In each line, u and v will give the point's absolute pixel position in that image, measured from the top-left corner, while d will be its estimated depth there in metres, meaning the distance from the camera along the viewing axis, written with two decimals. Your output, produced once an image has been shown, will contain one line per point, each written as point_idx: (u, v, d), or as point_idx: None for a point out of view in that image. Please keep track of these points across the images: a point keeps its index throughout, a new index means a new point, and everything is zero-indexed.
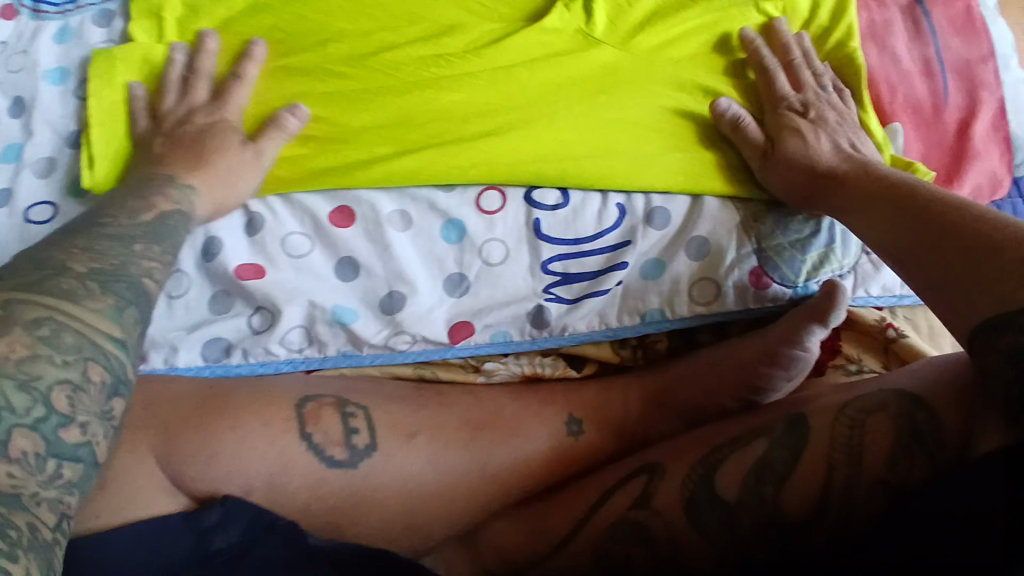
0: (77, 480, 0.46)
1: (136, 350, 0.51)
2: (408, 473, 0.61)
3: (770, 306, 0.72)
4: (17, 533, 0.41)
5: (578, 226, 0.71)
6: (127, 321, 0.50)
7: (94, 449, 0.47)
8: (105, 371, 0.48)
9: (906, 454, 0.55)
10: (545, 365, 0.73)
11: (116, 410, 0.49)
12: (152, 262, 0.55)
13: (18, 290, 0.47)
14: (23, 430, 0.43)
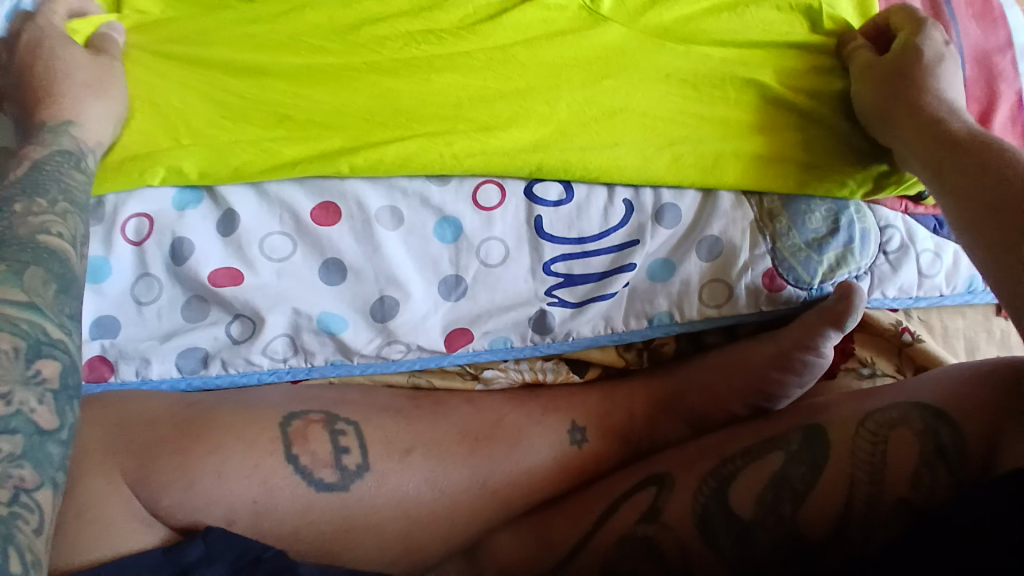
0: (25, 453, 0.41)
1: (55, 307, 0.47)
2: (404, 494, 0.58)
3: (782, 309, 0.69)
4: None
5: (583, 224, 0.67)
6: (32, 282, 0.47)
7: (31, 419, 0.42)
8: (17, 337, 0.44)
9: (930, 470, 0.54)
10: (546, 371, 0.69)
11: (47, 374, 0.45)
12: (44, 215, 0.52)
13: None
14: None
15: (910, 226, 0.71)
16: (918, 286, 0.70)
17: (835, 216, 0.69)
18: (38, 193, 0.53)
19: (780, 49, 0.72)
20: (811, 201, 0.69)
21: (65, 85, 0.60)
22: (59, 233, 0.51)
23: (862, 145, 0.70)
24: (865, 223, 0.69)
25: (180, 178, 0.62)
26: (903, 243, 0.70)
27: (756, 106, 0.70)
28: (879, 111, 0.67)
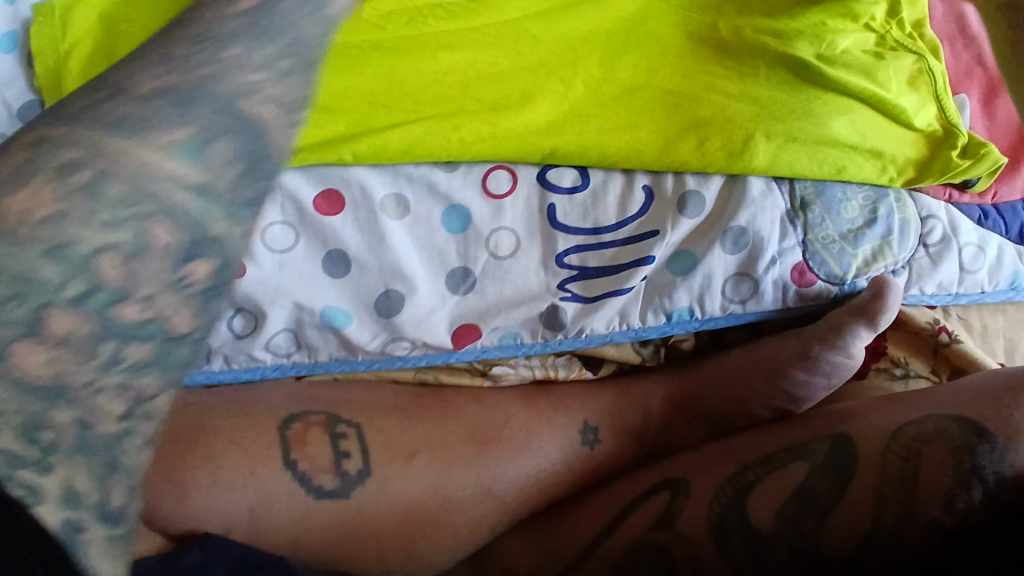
0: (156, 359, 0.32)
1: (240, 191, 0.34)
2: (406, 499, 0.56)
3: (810, 305, 0.64)
4: (56, 432, 0.30)
5: (598, 213, 0.63)
6: (214, 159, 0.34)
7: (168, 323, 0.32)
8: (177, 228, 0.32)
9: (966, 490, 0.50)
10: (558, 367, 0.66)
11: (198, 275, 0.33)
12: (258, 74, 0.37)
13: (70, 123, 0.34)
14: (61, 308, 0.30)
15: (953, 217, 0.65)
16: (959, 282, 0.65)
17: (874, 206, 0.64)
18: (262, 41, 0.39)
19: (816, 19, 0.66)
20: (848, 189, 0.64)
21: None
22: (268, 98, 0.36)
23: (905, 126, 0.65)
24: (906, 213, 0.64)
25: None
26: (944, 235, 0.65)
27: (790, 83, 0.64)
28: None
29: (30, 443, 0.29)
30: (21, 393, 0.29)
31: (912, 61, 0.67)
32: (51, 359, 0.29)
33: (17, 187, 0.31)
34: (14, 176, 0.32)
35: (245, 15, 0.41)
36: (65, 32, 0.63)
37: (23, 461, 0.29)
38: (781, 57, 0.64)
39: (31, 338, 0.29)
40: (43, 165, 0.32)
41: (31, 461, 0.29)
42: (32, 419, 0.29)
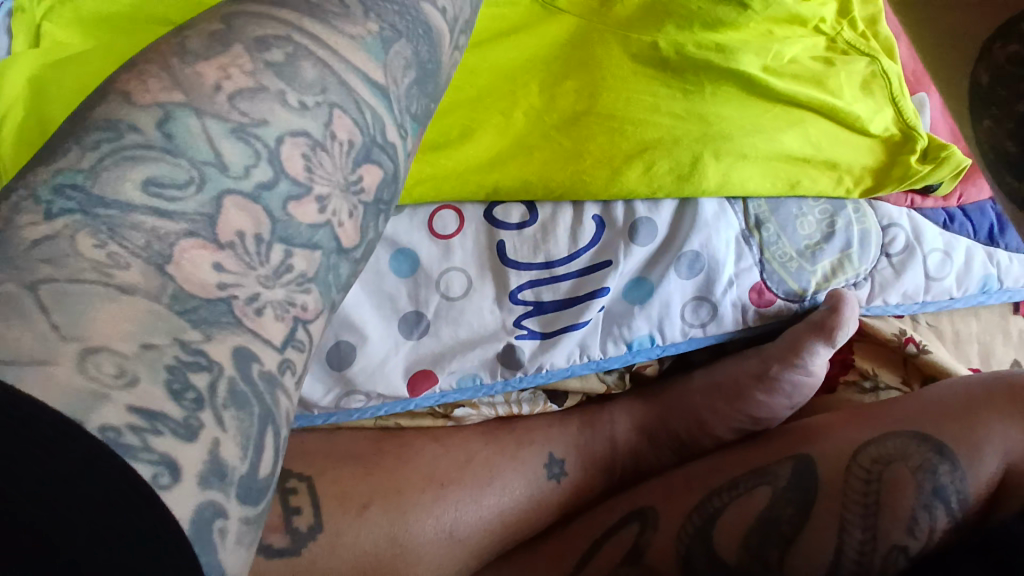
0: (315, 274, 0.36)
1: (405, 96, 0.40)
2: (362, 552, 0.56)
3: (772, 323, 0.63)
4: (211, 376, 0.31)
5: (549, 247, 0.61)
6: (393, 62, 0.40)
7: (336, 234, 0.37)
8: (355, 128, 0.37)
9: (927, 512, 0.50)
10: (522, 402, 0.65)
11: (367, 183, 0.38)
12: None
13: (259, 4, 0.38)
14: (239, 199, 0.34)
15: (916, 224, 0.64)
16: (924, 290, 0.63)
17: (831, 219, 0.62)
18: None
19: (760, 28, 0.64)
20: (803, 203, 0.62)
21: None
22: (439, 8, 0.43)
23: (860, 133, 0.63)
24: (865, 224, 0.63)
25: None
26: (908, 243, 0.63)
27: (737, 98, 0.62)
28: None
29: (177, 402, 0.30)
30: (181, 325, 0.31)
31: (864, 65, 0.65)
32: (217, 266, 0.33)
33: (218, 57, 0.36)
34: (205, 45, 0.36)
35: None
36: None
37: (167, 423, 0.29)
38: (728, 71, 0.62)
39: (198, 237, 0.33)
40: (236, 36, 0.37)
41: (176, 424, 0.29)
42: (179, 367, 0.30)
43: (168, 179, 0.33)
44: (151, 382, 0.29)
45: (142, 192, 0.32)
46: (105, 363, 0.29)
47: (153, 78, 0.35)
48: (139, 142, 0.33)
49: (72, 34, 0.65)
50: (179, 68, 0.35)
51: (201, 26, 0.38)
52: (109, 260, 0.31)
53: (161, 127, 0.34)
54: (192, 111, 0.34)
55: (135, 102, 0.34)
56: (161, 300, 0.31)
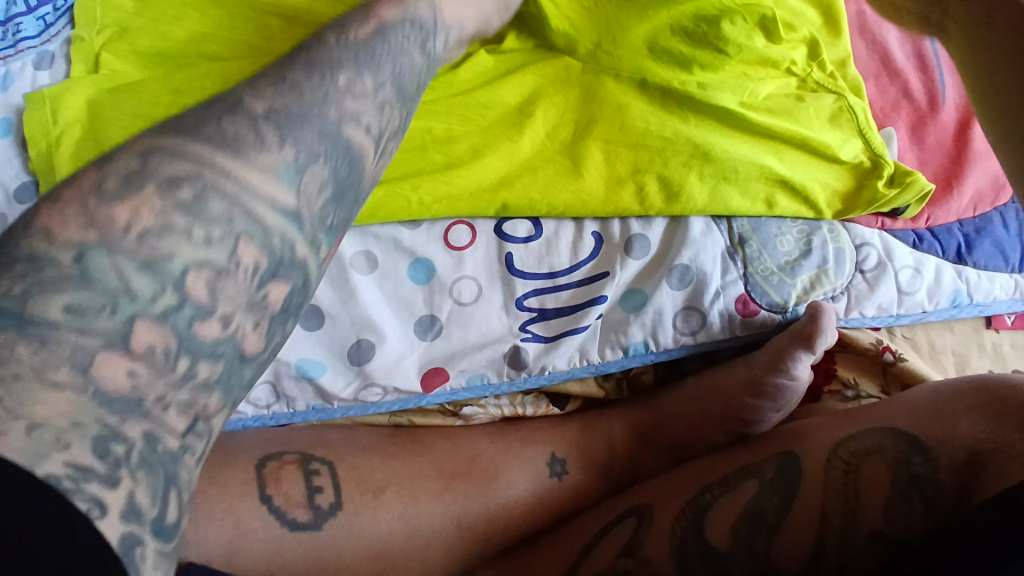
0: (216, 379, 0.41)
1: (315, 219, 0.44)
2: (377, 531, 0.61)
3: (758, 332, 0.68)
4: (126, 447, 0.37)
5: (552, 258, 0.68)
6: (307, 186, 0.44)
7: (240, 344, 0.42)
8: (259, 253, 0.42)
9: (903, 501, 0.54)
10: (526, 404, 0.70)
11: (272, 297, 0.43)
12: (358, 102, 0.48)
13: (173, 137, 0.42)
14: (148, 321, 0.39)
15: (888, 244, 0.70)
16: (898, 303, 0.69)
17: (807, 238, 0.69)
18: (369, 70, 0.49)
19: (736, 70, 0.73)
20: (782, 224, 0.69)
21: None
22: (364, 126, 0.47)
23: (832, 161, 0.70)
24: (839, 243, 0.69)
25: None
26: (880, 261, 0.69)
27: (718, 130, 0.70)
28: None
29: (101, 459, 0.36)
30: (102, 412, 0.37)
31: (833, 100, 0.73)
32: (130, 374, 0.38)
33: (132, 197, 0.40)
34: (120, 186, 0.41)
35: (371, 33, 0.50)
36: (54, 117, 0.68)
37: (94, 474, 0.36)
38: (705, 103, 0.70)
39: (113, 350, 0.38)
40: (150, 175, 0.41)
41: (101, 475, 0.36)
42: (105, 436, 0.37)
43: (88, 304, 0.38)
44: (83, 448, 0.36)
45: (62, 315, 0.37)
46: (47, 434, 0.35)
47: (71, 216, 0.39)
48: (60, 274, 0.38)
49: (127, 62, 0.73)
50: (94, 208, 0.40)
51: (120, 164, 0.42)
52: (42, 366, 0.36)
53: (75, 261, 0.38)
54: (104, 249, 0.39)
55: (55, 239, 0.39)
56: (87, 393, 0.37)
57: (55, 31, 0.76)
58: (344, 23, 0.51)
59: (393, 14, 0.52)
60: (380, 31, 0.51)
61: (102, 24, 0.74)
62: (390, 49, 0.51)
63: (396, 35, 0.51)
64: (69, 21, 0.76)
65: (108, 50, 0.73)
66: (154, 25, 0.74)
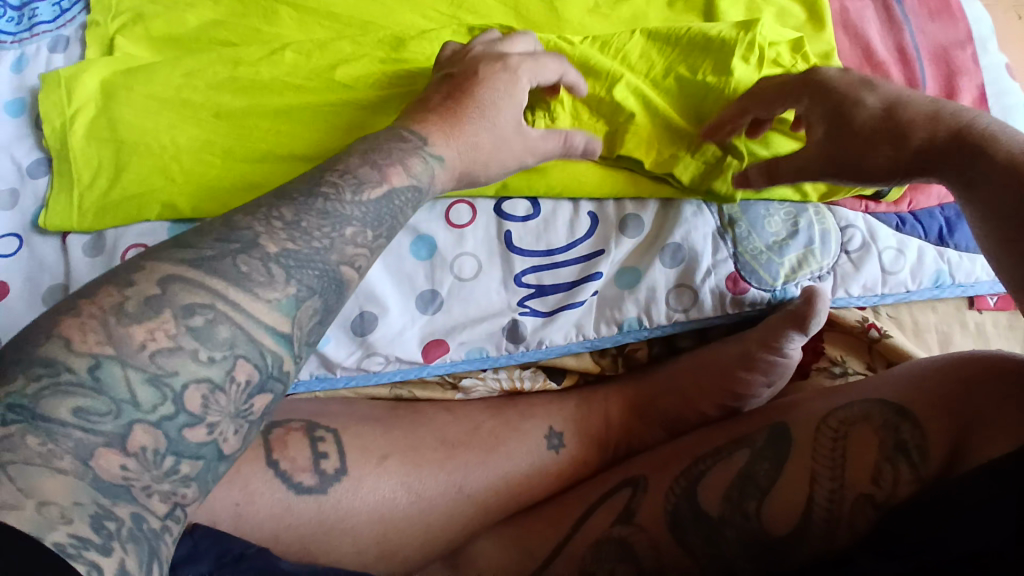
0: (196, 475, 0.43)
1: (303, 344, 0.47)
2: (381, 497, 0.62)
3: (747, 310, 0.71)
4: (117, 524, 0.39)
5: (550, 236, 0.70)
6: (302, 314, 0.46)
7: (220, 446, 0.44)
8: (254, 369, 0.44)
9: (890, 465, 0.55)
10: (523, 379, 0.72)
11: (256, 408, 0.45)
12: (358, 247, 0.50)
13: (187, 267, 0.44)
14: (145, 425, 0.41)
15: (871, 226, 0.73)
16: (882, 283, 0.72)
17: (794, 219, 0.72)
18: (374, 227, 0.51)
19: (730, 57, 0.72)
20: (770, 206, 0.72)
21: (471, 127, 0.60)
22: (359, 267, 0.50)
23: None
24: (825, 225, 0.72)
25: (173, 212, 0.68)
26: (864, 242, 0.72)
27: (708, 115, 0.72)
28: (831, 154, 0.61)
29: (97, 531, 0.38)
30: (97, 493, 0.39)
31: None
32: (123, 467, 0.40)
33: (148, 320, 0.41)
34: (139, 308, 0.42)
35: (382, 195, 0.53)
36: (70, 97, 0.70)
37: (91, 543, 0.37)
38: (698, 93, 0.70)
39: (112, 447, 0.40)
40: (167, 301, 0.42)
41: (97, 545, 0.37)
42: (99, 514, 0.38)
43: (93, 408, 0.40)
44: (82, 522, 0.37)
45: (70, 415, 0.39)
46: (53, 510, 0.37)
47: (91, 328, 0.41)
48: (72, 380, 0.40)
49: (142, 46, 0.76)
50: (113, 326, 0.41)
51: (139, 287, 0.43)
52: (48, 454, 0.38)
53: (90, 369, 0.40)
54: (117, 361, 0.40)
55: (73, 348, 0.40)
56: (84, 479, 0.39)
57: (71, 15, 0.78)
58: (355, 172, 0.53)
59: (400, 180, 0.54)
60: (387, 195, 0.53)
61: (118, 10, 0.77)
62: (397, 209, 0.54)
63: (401, 198, 0.54)
64: (84, 6, 0.78)
65: (122, 33, 0.76)
66: (169, 12, 0.76)
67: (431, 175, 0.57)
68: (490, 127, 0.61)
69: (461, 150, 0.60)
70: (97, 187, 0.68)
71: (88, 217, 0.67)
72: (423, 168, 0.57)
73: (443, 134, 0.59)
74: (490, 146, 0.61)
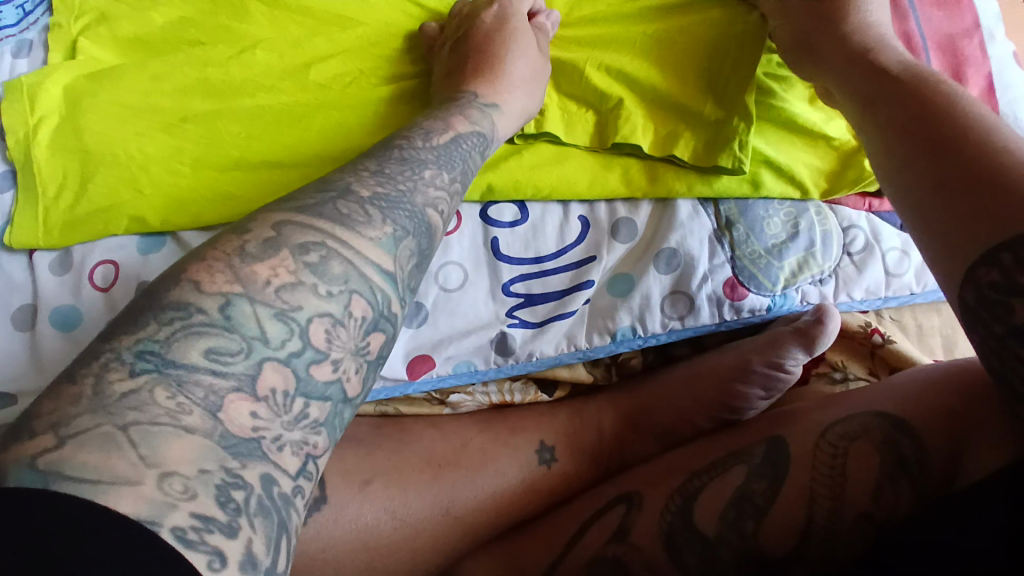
0: (325, 420, 0.39)
1: (405, 286, 0.45)
2: (363, 523, 0.61)
3: (746, 317, 0.68)
4: (245, 493, 0.34)
5: (539, 243, 0.67)
6: (402, 253, 0.45)
7: (344, 387, 0.40)
8: (368, 305, 0.42)
9: (892, 483, 0.52)
10: (514, 391, 0.69)
11: (373, 347, 0.42)
12: (437, 191, 0.50)
13: (297, 213, 0.43)
14: (275, 363, 0.38)
15: (874, 225, 0.70)
16: (886, 286, 0.69)
17: (795, 221, 0.69)
18: (448, 168, 0.53)
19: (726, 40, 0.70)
20: (770, 206, 0.69)
21: (508, 71, 0.66)
22: (441, 211, 0.50)
23: (816, 140, 0.70)
24: (826, 226, 0.69)
25: (142, 225, 0.64)
26: (867, 243, 0.69)
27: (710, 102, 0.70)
28: (817, 55, 0.63)
29: (224, 506, 0.33)
30: (224, 456, 0.34)
31: None
32: (252, 415, 0.36)
33: (269, 258, 0.40)
34: (260, 249, 0.41)
35: (459, 135, 0.57)
36: (33, 106, 0.67)
37: (216, 524, 0.32)
38: (713, 75, 0.69)
39: (242, 392, 0.36)
40: (284, 242, 0.41)
41: (221, 525, 0.32)
42: (226, 483, 0.33)
43: (225, 348, 0.37)
44: (206, 496, 0.32)
45: (203, 359, 0.36)
46: (175, 483, 0.32)
47: (219, 270, 0.39)
48: (204, 322, 0.37)
49: (107, 49, 0.72)
50: (238, 265, 0.39)
51: (256, 232, 0.42)
52: (176, 411, 0.34)
53: (222, 309, 0.38)
54: (245, 298, 0.38)
55: (203, 290, 0.38)
56: (212, 437, 0.34)
57: (33, 19, 0.74)
58: (425, 126, 0.56)
59: (464, 127, 0.58)
60: (454, 139, 0.56)
61: (81, 11, 0.73)
62: (466, 151, 0.56)
63: (466, 144, 0.57)
64: (48, 8, 0.74)
65: (85, 35, 0.72)
66: (135, 10, 0.72)
67: (492, 124, 0.62)
68: (525, 64, 0.68)
69: (507, 92, 0.65)
70: (63, 200, 0.65)
71: (56, 233, 0.64)
72: (482, 116, 0.61)
73: (489, 87, 0.65)
74: (523, 79, 0.67)
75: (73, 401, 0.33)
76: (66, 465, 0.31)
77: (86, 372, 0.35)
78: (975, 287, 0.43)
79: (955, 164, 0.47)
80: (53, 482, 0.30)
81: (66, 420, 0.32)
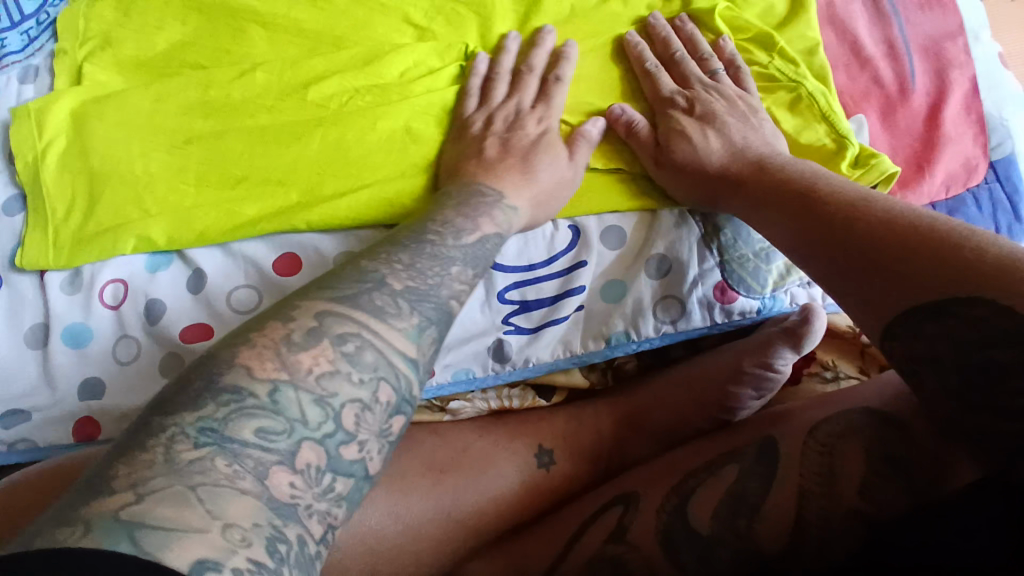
0: (347, 494, 0.41)
1: (425, 371, 0.47)
2: (367, 527, 0.62)
3: (738, 320, 0.70)
4: (288, 546, 0.37)
5: (531, 251, 0.68)
6: (425, 342, 0.47)
7: (368, 465, 0.42)
8: (393, 391, 0.44)
9: (880, 479, 0.53)
10: (512, 397, 0.71)
11: (395, 429, 0.44)
12: (461, 286, 0.53)
13: (337, 302, 0.46)
14: (311, 442, 0.40)
15: None
16: None
17: None
18: (471, 267, 0.56)
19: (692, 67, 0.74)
20: None
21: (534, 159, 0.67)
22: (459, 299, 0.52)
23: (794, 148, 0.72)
24: None
25: (148, 245, 0.66)
26: None
27: None
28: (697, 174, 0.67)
29: (271, 555, 0.36)
30: (270, 514, 0.37)
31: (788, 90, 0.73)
32: (291, 484, 0.38)
33: (313, 348, 0.43)
34: (304, 338, 0.43)
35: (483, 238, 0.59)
36: (41, 129, 0.69)
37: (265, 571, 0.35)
38: None
39: (284, 465, 0.38)
40: (326, 332, 0.44)
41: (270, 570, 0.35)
42: (273, 535, 0.36)
43: (271, 428, 0.39)
44: (259, 545, 0.35)
45: (253, 436, 0.38)
46: (236, 533, 0.35)
47: (268, 357, 0.41)
48: (255, 404, 0.39)
49: (111, 73, 0.74)
50: (286, 355, 0.42)
51: (299, 321, 0.44)
52: (233, 475, 0.37)
53: (269, 394, 0.40)
54: (291, 385, 0.41)
55: (254, 376, 0.40)
56: (261, 499, 0.37)
57: (39, 45, 0.77)
58: (454, 223, 0.59)
59: (489, 228, 0.61)
60: (480, 240, 0.58)
61: (86, 37, 0.75)
62: (488, 253, 0.59)
63: (490, 245, 0.59)
64: (53, 34, 0.77)
65: (90, 60, 0.74)
66: (138, 36, 0.75)
67: (510, 219, 0.63)
68: (551, 160, 0.68)
69: (525, 188, 0.66)
70: (72, 221, 0.67)
71: (64, 252, 0.66)
72: (505, 218, 0.63)
73: (512, 184, 0.66)
74: (549, 185, 0.67)
75: (147, 466, 0.35)
76: (145, 517, 0.33)
77: (155, 442, 0.37)
78: (943, 326, 0.45)
79: (878, 263, 0.50)
80: (137, 529, 0.33)
81: (143, 479, 0.35)
